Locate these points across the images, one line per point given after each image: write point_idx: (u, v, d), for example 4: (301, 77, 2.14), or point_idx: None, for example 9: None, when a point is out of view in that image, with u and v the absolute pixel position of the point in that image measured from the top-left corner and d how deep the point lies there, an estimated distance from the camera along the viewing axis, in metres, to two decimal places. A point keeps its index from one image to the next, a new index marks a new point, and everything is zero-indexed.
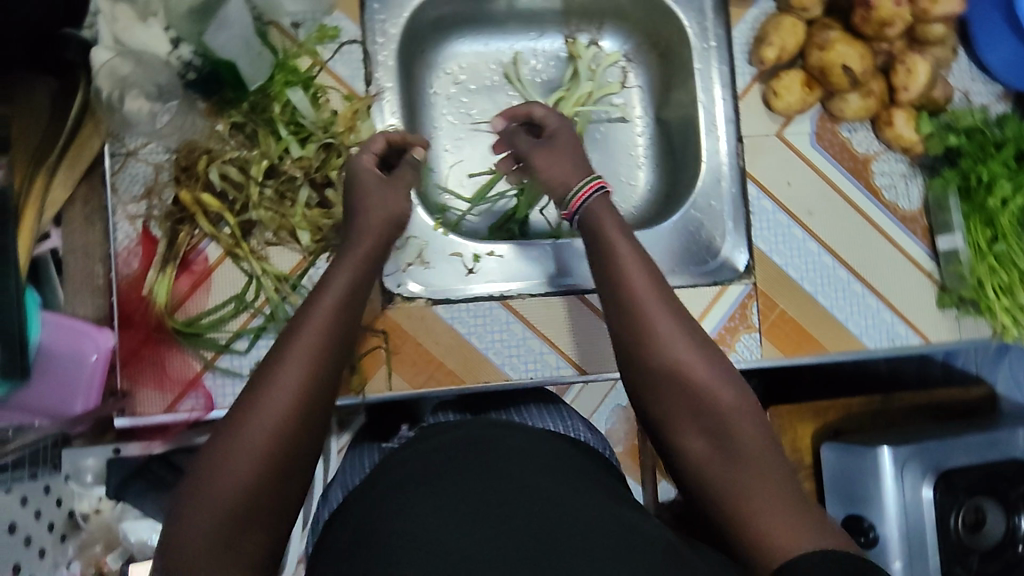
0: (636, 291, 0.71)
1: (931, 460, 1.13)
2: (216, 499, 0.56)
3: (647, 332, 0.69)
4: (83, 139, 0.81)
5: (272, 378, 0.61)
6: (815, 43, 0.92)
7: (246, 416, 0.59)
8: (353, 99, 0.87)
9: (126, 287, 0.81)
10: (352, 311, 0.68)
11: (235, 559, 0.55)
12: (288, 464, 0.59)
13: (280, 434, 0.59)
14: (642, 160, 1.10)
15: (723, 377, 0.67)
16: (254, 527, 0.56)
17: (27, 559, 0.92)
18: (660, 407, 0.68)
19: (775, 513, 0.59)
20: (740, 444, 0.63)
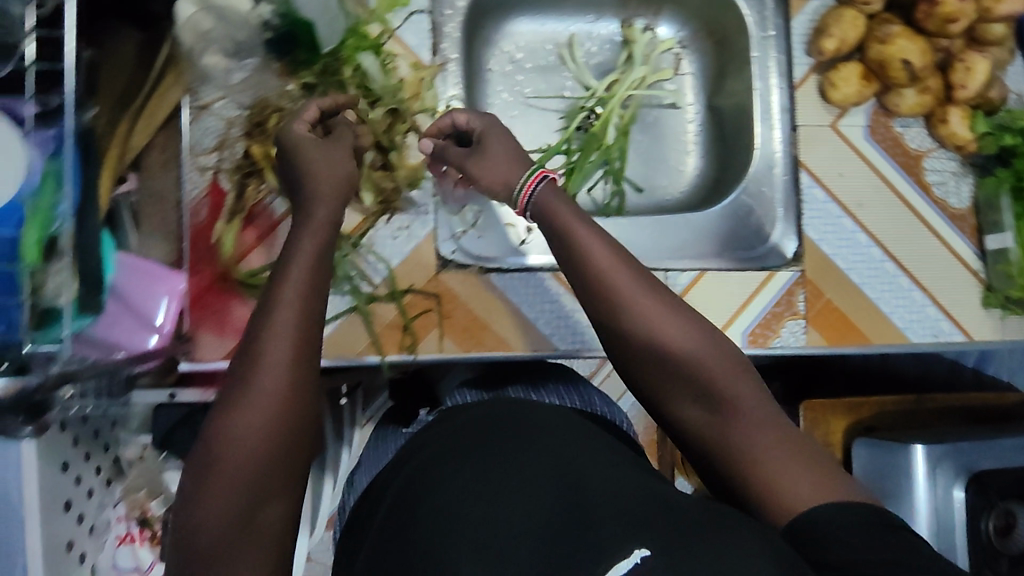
0: (609, 268, 0.66)
1: (965, 460, 1.05)
2: (217, 474, 0.56)
3: (624, 313, 0.65)
4: (164, 88, 0.81)
5: (254, 366, 0.58)
6: (876, 36, 0.92)
7: (240, 403, 0.57)
8: (420, 68, 0.90)
9: (195, 235, 0.84)
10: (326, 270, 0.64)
11: (255, 532, 0.57)
12: (289, 439, 0.58)
13: (277, 416, 0.57)
14: (692, 147, 1.12)
15: (709, 343, 0.64)
16: (270, 500, 0.57)
17: (77, 499, 0.94)
18: (651, 384, 0.66)
19: (786, 469, 0.58)
20: (738, 407, 0.62)
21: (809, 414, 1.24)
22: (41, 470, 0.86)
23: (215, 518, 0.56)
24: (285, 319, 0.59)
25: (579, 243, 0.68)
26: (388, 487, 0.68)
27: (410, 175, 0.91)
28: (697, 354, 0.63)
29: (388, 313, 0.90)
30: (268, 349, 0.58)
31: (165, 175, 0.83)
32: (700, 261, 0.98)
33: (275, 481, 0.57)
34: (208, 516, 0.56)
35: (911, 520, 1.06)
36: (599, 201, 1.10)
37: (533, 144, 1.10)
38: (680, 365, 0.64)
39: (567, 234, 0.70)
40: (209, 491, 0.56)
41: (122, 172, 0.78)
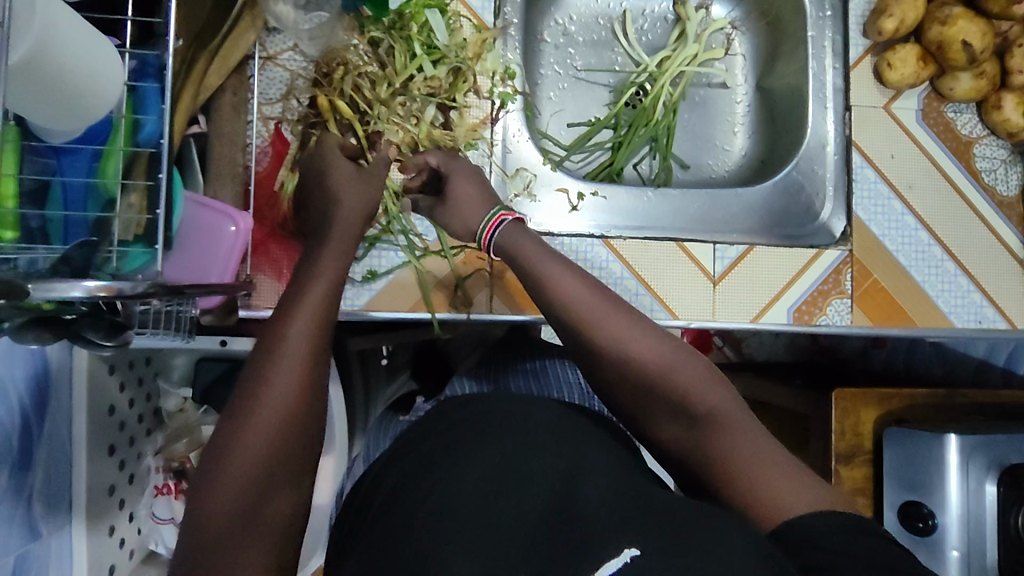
0: (581, 296, 0.67)
1: (996, 454, 1.00)
2: (226, 472, 0.53)
3: (600, 337, 0.65)
4: (239, 32, 0.82)
5: (271, 363, 0.57)
6: (936, 17, 0.94)
7: (256, 399, 0.55)
8: (482, 30, 0.92)
9: (259, 182, 0.86)
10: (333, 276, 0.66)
11: (260, 531, 0.54)
12: (297, 436, 0.56)
13: (290, 413, 0.56)
14: (739, 127, 1.13)
15: (685, 362, 0.65)
16: (276, 497, 0.55)
17: (120, 443, 0.95)
18: (632, 403, 0.66)
19: (770, 480, 0.58)
20: (719, 421, 0.62)
21: (839, 405, 1.13)
22: (91, 409, 0.88)
23: (220, 511, 0.53)
24: (297, 328, 0.59)
25: (550, 270, 0.69)
26: (434, 430, 0.68)
27: (470, 133, 0.91)
28: (675, 374, 0.64)
29: (441, 269, 0.91)
30: (285, 346, 0.57)
31: (236, 118, 0.86)
32: (748, 236, 1.00)
33: (280, 480, 0.55)
34: (213, 510, 0.53)
35: (940, 513, 1.01)
36: (645, 177, 1.11)
37: (581, 117, 1.11)
38: (658, 386, 0.64)
39: (538, 259, 0.70)
40: (215, 485, 0.53)
41: (193, 114, 0.80)
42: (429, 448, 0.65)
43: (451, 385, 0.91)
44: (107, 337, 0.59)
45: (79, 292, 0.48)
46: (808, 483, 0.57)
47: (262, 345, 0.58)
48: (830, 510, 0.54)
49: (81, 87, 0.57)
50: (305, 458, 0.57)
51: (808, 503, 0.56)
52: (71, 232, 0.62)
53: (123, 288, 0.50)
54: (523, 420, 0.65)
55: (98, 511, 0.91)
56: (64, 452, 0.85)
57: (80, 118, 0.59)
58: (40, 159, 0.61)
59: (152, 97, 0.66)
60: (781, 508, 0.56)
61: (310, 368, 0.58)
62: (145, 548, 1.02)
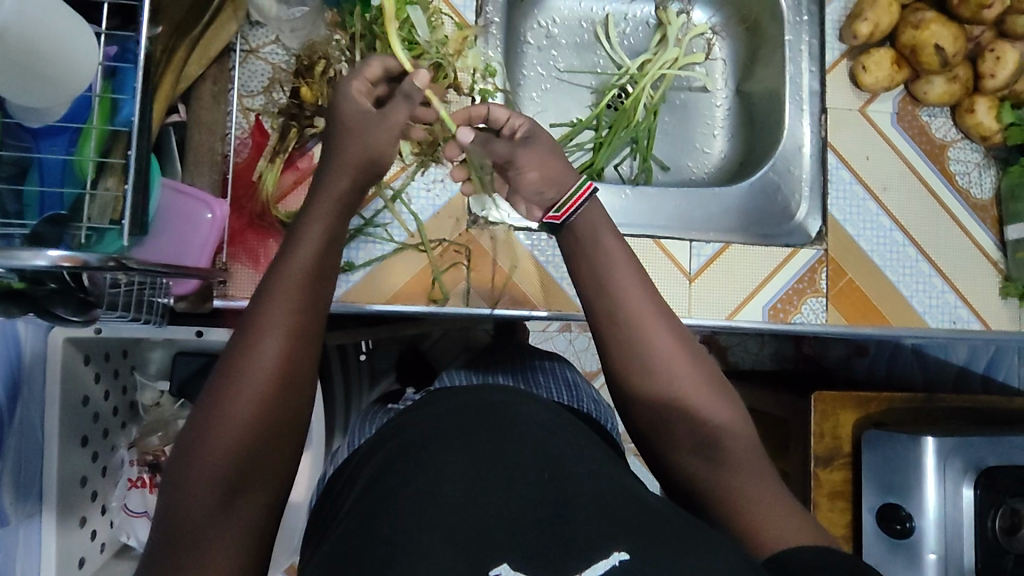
0: (631, 300, 0.62)
1: (974, 456, 1.01)
2: (202, 470, 0.51)
3: (641, 349, 0.61)
4: (221, 22, 0.84)
5: (250, 350, 0.53)
6: (909, 22, 0.96)
7: (232, 387, 0.52)
8: (463, 27, 0.94)
9: (237, 173, 0.87)
10: (335, 254, 0.59)
11: (234, 524, 0.51)
12: (274, 427, 0.53)
13: (264, 411, 0.52)
14: (719, 130, 1.15)
15: (716, 392, 0.61)
16: (252, 489, 0.52)
17: (93, 435, 0.95)
18: (648, 424, 0.62)
19: (771, 513, 0.56)
20: (730, 454, 0.59)
21: (818, 407, 1.13)
22: (65, 398, 0.87)
23: (194, 501, 0.50)
24: (284, 324, 0.54)
25: (601, 269, 0.63)
26: (403, 418, 0.68)
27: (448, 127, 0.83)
28: (699, 402, 0.60)
29: (418, 263, 0.92)
30: (265, 329, 0.53)
31: (215, 107, 0.85)
32: (725, 235, 1.01)
33: (258, 470, 0.53)
34: (185, 500, 0.50)
35: (918, 516, 1.01)
36: (625, 177, 1.12)
37: (562, 118, 1.12)
38: (682, 409, 0.60)
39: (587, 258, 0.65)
40: (189, 475, 0.51)
41: (173, 103, 0.83)
42: (397, 432, 0.64)
43: (441, 378, 0.87)
44: (77, 312, 0.60)
45: (43, 261, 0.49)
46: (783, 509, 0.56)
47: (241, 328, 0.55)
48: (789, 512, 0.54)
49: (60, 62, 0.57)
50: (285, 449, 0.55)
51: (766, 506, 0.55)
52: (46, 206, 0.65)
53: (87, 259, 0.50)
54: (495, 400, 0.65)
55: (69, 503, 0.90)
56: (34, 439, 0.85)
57: (60, 95, 0.60)
58: (18, 142, 0.63)
59: (129, 79, 0.68)
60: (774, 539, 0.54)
61: (288, 365, 0.54)
62: (118, 541, 1.01)
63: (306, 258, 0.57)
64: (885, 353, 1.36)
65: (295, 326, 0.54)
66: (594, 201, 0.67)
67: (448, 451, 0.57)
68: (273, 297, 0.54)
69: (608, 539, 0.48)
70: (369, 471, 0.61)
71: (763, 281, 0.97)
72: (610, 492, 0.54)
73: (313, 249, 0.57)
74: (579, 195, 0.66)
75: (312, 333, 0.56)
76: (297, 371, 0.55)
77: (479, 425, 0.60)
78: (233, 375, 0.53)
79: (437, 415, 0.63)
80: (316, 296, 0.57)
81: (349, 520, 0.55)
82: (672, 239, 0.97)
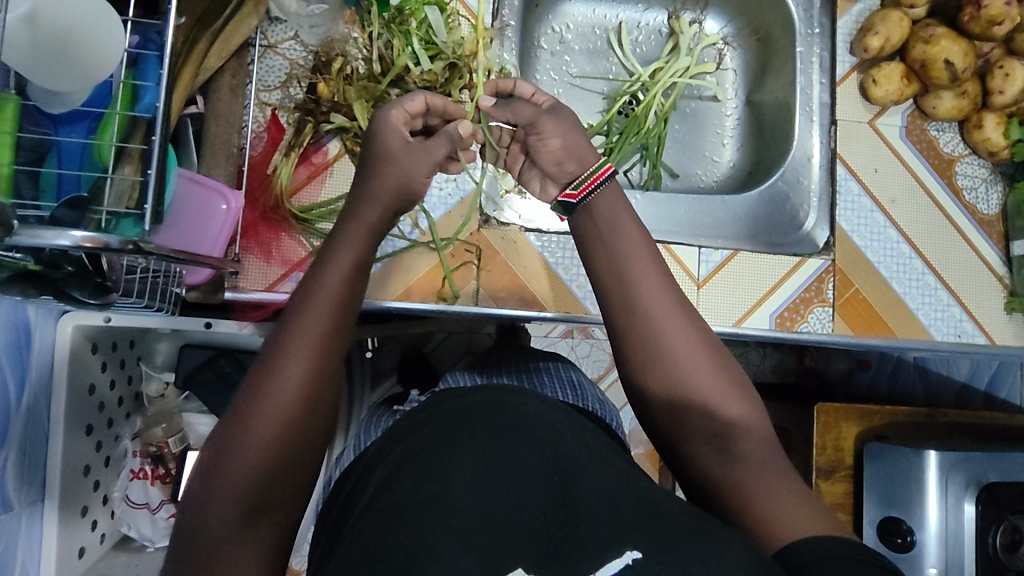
0: (648, 294, 0.62)
1: (976, 471, 1.01)
2: (225, 484, 0.50)
3: (658, 342, 0.61)
4: (242, 16, 0.84)
5: (279, 368, 0.53)
6: (920, 37, 0.97)
7: (259, 404, 0.52)
8: (479, 29, 0.95)
9: (254, 165, 0.88)
10: (366, 270, 0.59)
11: (253, 544, 0.51)
12: (299, 447, 0.53)
13: (289, 428, 0.52)
14: (728, 139, 1.16)
15: (732, 385, 0.62)
16: (274, 505, 0.52)
17: (98, 425, 0.95)
18: (666, 417, 0.62)
19: (782, 501, 0.55)
20: (746, 449, 0.59)
21: (821, 418, 1.13)
22: (71, 387, 0.87)
23: (217, 520, 0.50)
24: (312, 343, 0.54)
25: (619, 264, 0.64)
26: (411, 416, 0.68)
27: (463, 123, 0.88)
28: (713, 398, 0.60)
29: (428, 262, 0.93)
30: (295, 346, 0.54)
31: (233, 100, 0.86)
32: (734, 242, 1.02)
33: (280, 490, 0.52)
34: (208, 519, 0.50)
35: (920, 530, 1.01)
36: (634, 183, 1.13)
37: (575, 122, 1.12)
38: (698, 402, 0.61)
39: (605, 249, 0.66)
40: (212, 492, 0.50)
41: (192, 95, 0.84)
42: (407, 431, 0.65)
43: (448, 377, 0.88)
44: (93, 295, 0.60)
45: (66, 241, 0.49)
46: (796, 503, 0.55)
47: (269, 344, 0.55)
48: (800, 516, 0.54)
49: (82, 49, 0.58)
50: (306, 467, 0.55)
51: (780, 510, 0.55)
52: (63, 190, 0.65)
53: (109, 242, 0.51)
54: (506, 399, 0.65)
55: (72, 492, 0.90)
56: (39, 427, 0.85)
57: (79, 80, 0.60)
58: (38, 127, 0.64)
59: (152, 65, 0.68)
60: (783, 531, 0.53)
61: (314, 384, 0.54)
62: (117, 532, 1.01)
63: (339, 274, 0.57)
64: (888, 367, 1.36)
65: (324, 345, 0.55)
66: (614, 183, 0.69)
67: (457, 447, 0.57)
68: (305, 314, 0.55)
69: (617, 536, 0.49)
70: (383, 467, 0.61)
71: (770, 289, 0.97)
72: (621, 490, 0.54)
73: (346, 268, 0.57)
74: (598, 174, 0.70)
75: (339, 351, 0.56)
76: (323, 390, 0.55)
77: (482, 425, 0.61)
78: (261, 390, 0.53)
79: (446, 416, 0.64)
80: (346, 316, 0.57)
81: (364, 515, 0.55)
82: (681, 244, 0.98)
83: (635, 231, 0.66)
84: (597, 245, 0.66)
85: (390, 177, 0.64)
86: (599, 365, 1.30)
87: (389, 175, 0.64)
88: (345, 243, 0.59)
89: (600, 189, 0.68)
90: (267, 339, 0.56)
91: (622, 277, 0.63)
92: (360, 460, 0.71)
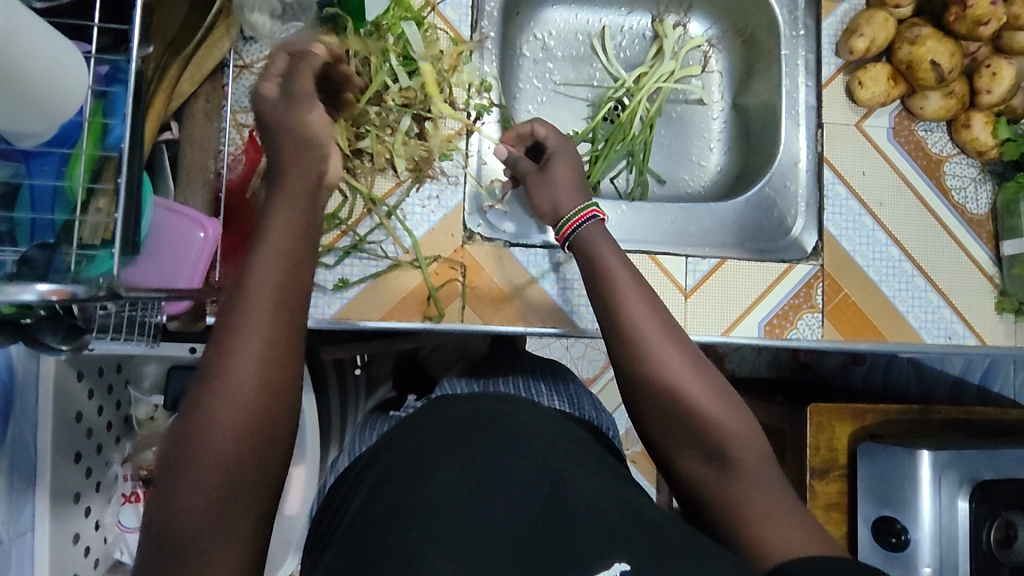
0: (636, 316, 0.64)
1: (969, 469, 1.00)
2: (188, 477, 0.46)
3: (646, 360, 0.62)
4: (214, 40, 0.83)
5: (233, 342, 0.48)
6: (905, 38, 0.96)
7: (214, 384, 0.47)
8: (458, 43, 0.94)
9: (231, 190, 0.87)
10: (311, 239, 0.53)
11: (228, 537, 0.47)
12: (267, 432, 0.48)
13: (251, 411, 0.47)
14: (715, 143, 1.15)
15: (728, 398, 0.61)
16: (245, 495, 0.47)
17: (87, 451, 0.95)
18: (660, 428, 0.62)
19: (778, 525, 0.55)
20: (739, 463, 0.59)
21: (815, 420, 1.11)
22: (56, 417, 0.86)
23: (185, 512, 0.46)
24: (258, 317, 0.48)
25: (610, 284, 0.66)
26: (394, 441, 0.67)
27: (443, 144, 0.93)
28: (709, 402, 0.60)
29: (413, 280, 0.91)
30: (245, 316, 0.48)
31: (208, 124, 0.84)
32: (721, 250, 1.00)
33: (252, 473, 0.48)
34: (174, 514, 0.46)
35: (914, 528, 1.00)
36: (621, 191, 1.11)
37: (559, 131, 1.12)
38: (686, 411, 0.60)
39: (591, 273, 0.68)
40: (178, 480, 0.46)
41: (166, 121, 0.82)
42: (385, 449, 0.63)
43: (444, 385, 0.84)
44: (65, 340, 0.59)
45: (31, 295, 0.48)
46: (792, 520, 0.55)
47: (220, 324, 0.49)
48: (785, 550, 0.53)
49: (44, 90, 0.57)
50: (282, 449, 0.50)
51: (781, 530, 0.54)
52: (37, 232, 0.64)
53: (76, 292, 0.50)
54: (496, 410, 0.63)
55: (63, 520, 0.90)
56: (25, 458, 0.84)
57: (46, 120, 0.59)
58: (9, 162, 0.63)
59: (120, 102, 0.67)
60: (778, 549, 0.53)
61: (273, 361, 0.49)
62: (110, 558, 1.01)
63: (283, 237, 0.52)
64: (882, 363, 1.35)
65: (275, 311, 0.49)
66: (595, 224, 0.72)
67: (435, 460, 0.56)
68: (257, 281, 0.49)
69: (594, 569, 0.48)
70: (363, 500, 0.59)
71: (763, 293, 0.97)
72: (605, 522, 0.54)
73: (290, 229, 0.52)
74: (578, 219, 0.73)
75: (297, 322, 0.51)
76: (285, 367, 0.49)
77: (479, 429, 0.59)
78: (217, 372, 0.47)
79: (417, 427, 0.62)
80: (298, 287, 0.51)
81: (350, 528, 0.54)
82: (666, 254, 0.97)
83: (618, 256, 0.69)
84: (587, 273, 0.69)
85: None
86: (594, 365, 1.30)
87: None
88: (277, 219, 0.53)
89: (588, 223, 0.72)
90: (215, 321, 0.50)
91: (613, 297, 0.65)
92: (349, 475, 0.70)
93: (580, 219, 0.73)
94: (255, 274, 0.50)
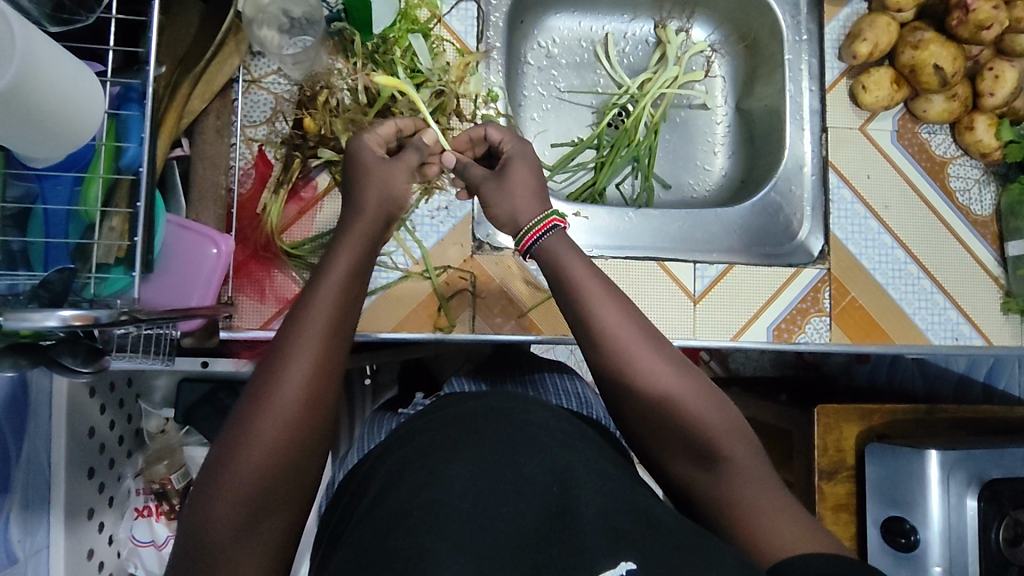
0: (610, 326, 0.61)
1: (978, 468, 1.00)
2: (227, 490, 0.50)
3: (628, 373, 0.61)
4: (224, 56, 0.84)
5: (280, 371, 0.53)
6: (908, 42, 0.97)
7: (260, 408, 0.52)
8: (465, 53, 0.94)
9: (242, 205, 0.87)
10: (362, 282, 0.60)
11: (254, 548, 0.51)
12: (302, 455, 0.53)
13: (291, 436, 0.52)
14: (720, 147, 1.16)
15: (713, 400, 0.61)
16: (275, 511, 0.52)
17: (100, 465, 0.95)
18: (647, 431, 0.62)
19: (774, 521, 0.56)
20: (730, 461, 0.60)
21: (822, 421, 1.12)
22: (70, 433, 0.86)
23: (220, 520, 0.50)
24: (306, 353, 0.54)
25: (582, 291, 0.63)
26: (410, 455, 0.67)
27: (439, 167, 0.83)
28: (691, 405, 0.60)
29: (423, 291, 0.92)
30: (296, 351, 0.54)
31: (219, 140, 0.84)
32: (728, 256, 1.01)
33: (284, 489, 0.52)
34: (209, 522, 0.50)
35: (922, 528, 1.00)
36: (627, 197, 1.12)
37: (564, 137, 1.12)
38: (674, 416, 0.60)
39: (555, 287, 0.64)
40: (216, 492, 0.50)
41: (176, 138, 0.82)
42: (402, 439, 0.63)
43: (450, 384, 0.83)
44: (85, 362, 0.60)
45: (55, 321, 0.48)
46: (789, 518, 0.56)
47: (270, 354, 0.54)
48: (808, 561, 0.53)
49: (61, 114, 0.57)
50: (310, 471, 0.54)
51: (786, 535, 0.55)
52: (51, 258, 0.64)
53: (99, 317, 0.50)
54: (512, 408, 0.62)
55: (76, 534, 0.90)
56: (42, 475, 0.84)
57: (63, 143, 0.59)
58: (23, 183, 0.63)
59: (135, 124, 0.66)
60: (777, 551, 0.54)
61: (314, 393, 0.54)
62: (124, 571, 1.02)
63: (334, 285, 0.57)
64: (886, 361, 1.36)
65: (323, 350, 0.54)
66: (559, 232, 0.66)
67: (451, 455, 0.55)
68: (307, 321, 0.55)
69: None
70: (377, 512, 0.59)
71: (769, 298, 0.97)
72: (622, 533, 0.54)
73: (340, 276, 0.58)
74: (540, 228, 0.66)
75: (340, 358, 0.56)
76: (324, 399, 0.54)
77: (491, 430, 0.58)
78: (264, 399, 0.52)
79: (436, 427, 0.61)
80: (343, 330, 0.57)
81: (360, 526, 0.53)
82: (675, 260, 0.97)
83: (584, 259, 0.65)
84: (550, 280, 0.65)
85: (373, 224, 0.63)
86: None
87: (374, 226, 0.63)
88: (330, 266, 0.59)
89: (552, 232, 0.66)
90: (265, 352, 0.55)
91: (583, 307, 0.62)
92: (356, 471, 0.69)
93: (541, 229, 0.67)
94: (305, 314, 0.56)
